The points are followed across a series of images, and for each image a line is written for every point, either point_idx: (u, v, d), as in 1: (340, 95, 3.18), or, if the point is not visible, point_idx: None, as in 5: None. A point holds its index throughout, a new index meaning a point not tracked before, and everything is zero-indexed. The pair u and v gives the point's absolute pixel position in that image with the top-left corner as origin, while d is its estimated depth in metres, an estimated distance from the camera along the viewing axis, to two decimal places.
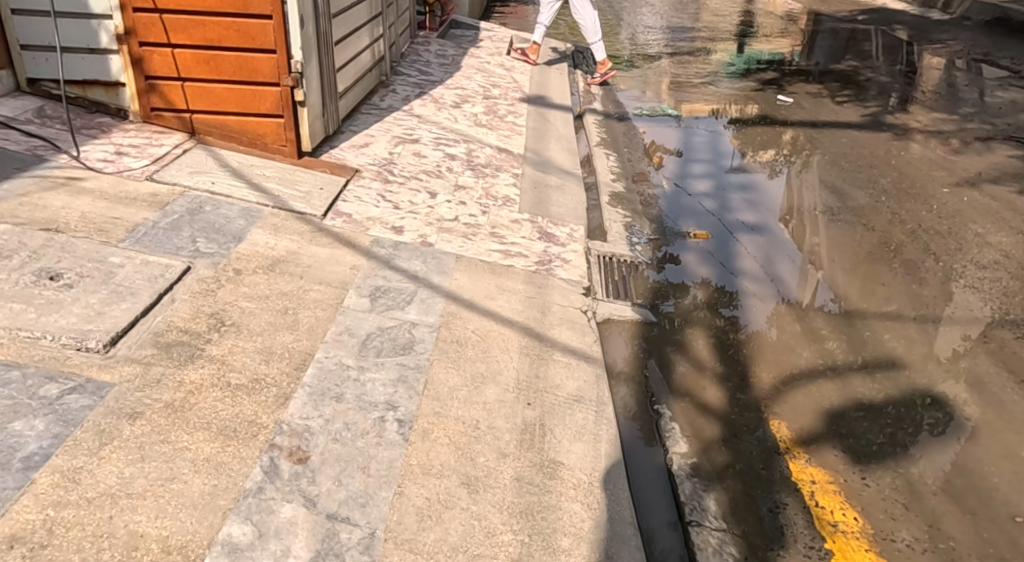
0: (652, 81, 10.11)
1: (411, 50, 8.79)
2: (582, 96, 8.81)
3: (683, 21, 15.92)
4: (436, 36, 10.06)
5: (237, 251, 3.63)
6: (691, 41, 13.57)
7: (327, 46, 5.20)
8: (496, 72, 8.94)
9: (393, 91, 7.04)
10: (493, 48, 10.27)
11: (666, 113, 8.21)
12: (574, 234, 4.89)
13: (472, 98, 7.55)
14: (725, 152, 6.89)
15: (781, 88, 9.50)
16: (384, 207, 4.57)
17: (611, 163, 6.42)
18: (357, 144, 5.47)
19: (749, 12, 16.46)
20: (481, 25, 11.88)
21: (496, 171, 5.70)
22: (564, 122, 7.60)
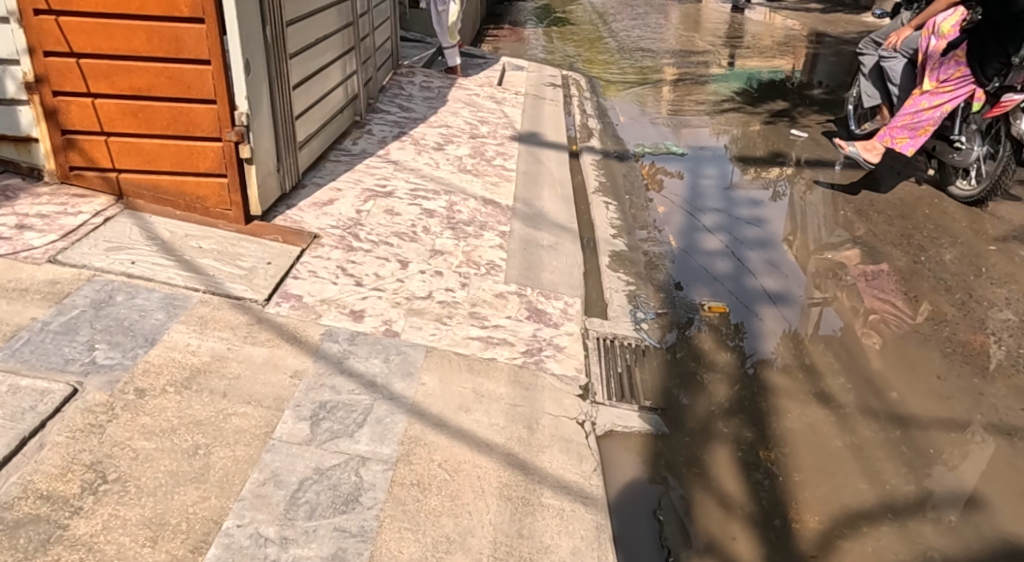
0: (655, 110, 9.44)
1: (391, 83, 8.13)
2: (578, 131, 8.13)
3: (685, 43, 15.32)
4: (422, 66, 9.41)
5: (146, 359, 2.91)
6: (694, 64, 12.93)
7: (283, 92, 4.54)
8: (485, 106, 8.28)
9: (368, 132, 6.36)
10: (483, 78, 9.62)
11: (669, 150, 7.51)
12: (568, 310, 4.17)
13: (457, 137, 6.87)
14: (736, 197, 6.18)
15: (793, 119, 8.82)
16: (344, 284, 3.87)
17: (610, 215, 5.73)
18: (320, 202, 4.77)
19: (753, 34, 15.87)
20: (471, 53, 11.23)
21: (479, 229, 5.01)
22: (559, 162, 6.91)
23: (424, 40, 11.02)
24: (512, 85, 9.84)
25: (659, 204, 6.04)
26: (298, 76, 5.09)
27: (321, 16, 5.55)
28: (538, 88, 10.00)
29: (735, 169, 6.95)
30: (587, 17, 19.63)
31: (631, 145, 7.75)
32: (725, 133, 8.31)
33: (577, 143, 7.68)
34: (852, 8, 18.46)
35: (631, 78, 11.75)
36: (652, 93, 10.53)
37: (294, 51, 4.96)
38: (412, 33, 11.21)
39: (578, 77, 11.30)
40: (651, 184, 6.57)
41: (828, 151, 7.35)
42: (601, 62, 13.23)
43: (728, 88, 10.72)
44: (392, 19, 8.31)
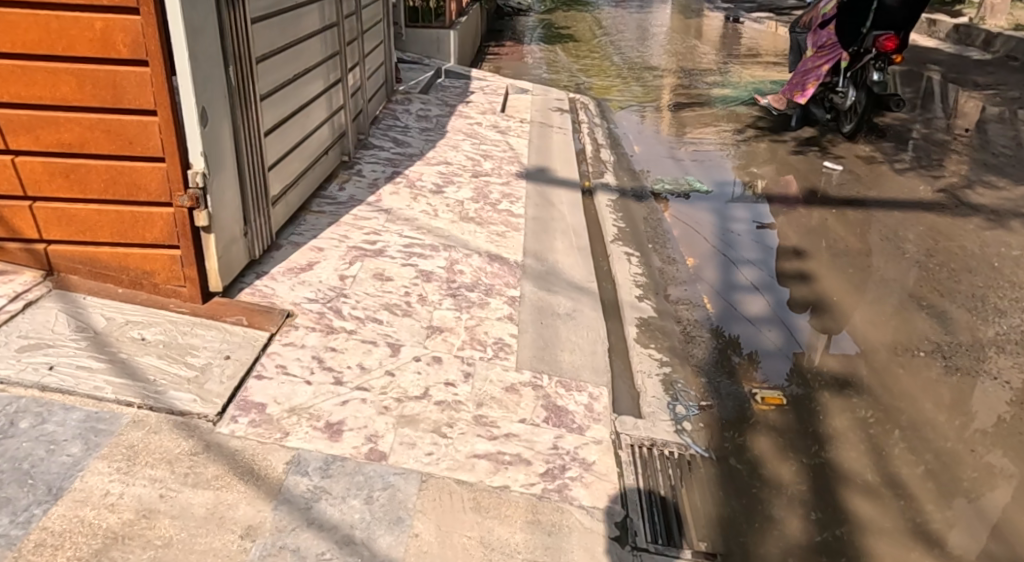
0: (670, 138, 8.76)
1: (384, 113, 7.46)
2: (589, 164, 7.45)
3: (694, 61, 14.68)
4: (419, 92, 8.74)
5: (44, 523, 2.30)
6: (707, 83, 12.27)
7: (253, 140, 3.85)
8: (488, 137, 7.60)
9: (357, 173, 5.68)
10: (485, 104, 8.94)
11: (697, 189, 6.82)
12: (593, 405, 3.45)
13: (457, 176, 6.18)
14: (772, 247, 5.49)
15: (822, 148, 8.12)
16: (322, 382, 3.17)
17: (634, 271, 5.04)
18: (297, 268, 4.07)
19: (765, 52, 15.24)
20: (471, 75, 10.57)
21: (483, 294, 4.32)
22: (572, 204, 6.22)
23: (421, 62, 10.35)
24: (515, 111, 9.17)
25: (688, 256, 5.35)
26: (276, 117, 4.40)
27: (303, 46, 4.87)
28: (544, 113, 9.32)
29: (768, 210, 6.26)
30: (592, 32, 19.00)
31: (649, 180, 7.05)
32: (750, 165, 7.60)
33: (590, 179, 6.99)
34: None
35: (643, 100, 11.07)
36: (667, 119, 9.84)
37: (270, 91, 4.27)
38: (409, 54, 10.55)
39: (586, 100, 10.61)
40: (676, 230, 5.87)
41: (868, 190, 6.68)
42: (609, 82, 12.57)
43: (747, 112, 10.04)
44: (385, 43, 7.64)
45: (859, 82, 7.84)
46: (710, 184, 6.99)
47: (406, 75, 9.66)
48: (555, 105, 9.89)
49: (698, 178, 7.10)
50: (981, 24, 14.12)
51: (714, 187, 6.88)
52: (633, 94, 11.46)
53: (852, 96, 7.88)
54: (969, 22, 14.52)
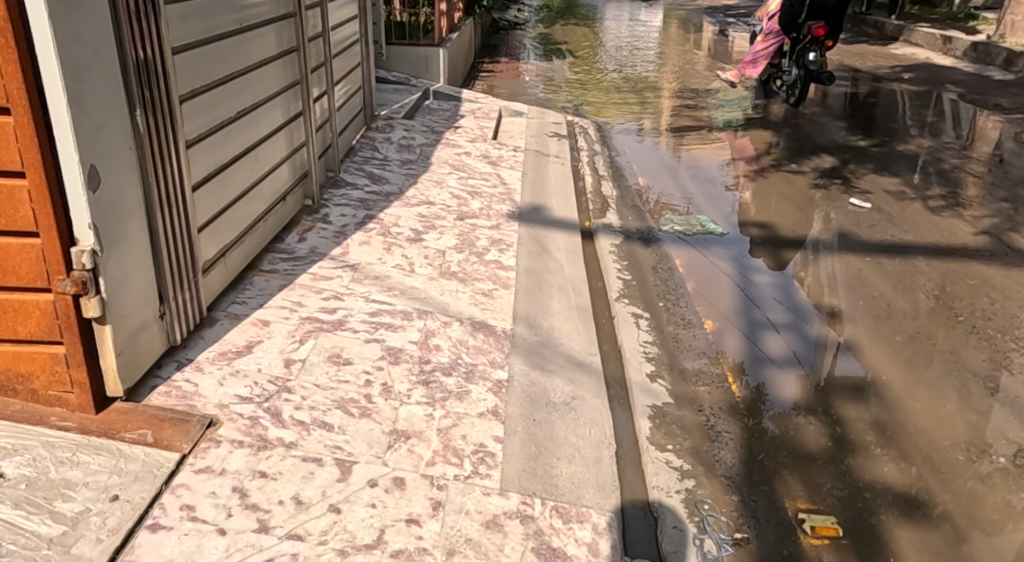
0: (676, 167, 8.02)
1: (361, 143, 6.72)
2: (590, 200, 6.72)
3: (699, 78, 13.99)
4: (402, 117, 8.02)
5: None
6: (714, 103, 11.56)
7: (181, 197, 3.13)
8: (477, 168, 6.87)
9: (323, 219, 4.93)
10: (475, 129, 8.22)
11: (711, 231, 6.09)
12: (595, 542, 2.72)
13: (438, 219, 5.43)
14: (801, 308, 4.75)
15: (846, 181, 7.39)
16: (240, 530, 2.43)
17: (644, 339, 4.30)
18: (230, 353, 3.29)
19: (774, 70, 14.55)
20: (461, 96, 9.85)
21: (462, 380, 3.55)
22: (570, 252, 5.48)
23: (407, 83, 9.63)
24: (508, 136, 8.44)
25: (704, 317, 4.64)
26: (222, 161, 3.67)
27: (257, 77, 4.16)
28: (540, 139, 8.59)
29: (792, 260, 5.53)
30: (590, 47, 18.33)
31: (656, 220, 6.33)
32: (769, 201, 6.86)
33: (589, 219, 6.28)
34: (878, 39, 17.12)
35: (647, 121, 10.33)
36: (674, 143, 9.12)
37: (212, 131, 3.54)
38: (394, 74, 9.82)
39: (585, 123, 9.88)
40: (689, 282, 5.16)
41: (903, 234, 5.95)
42: (609, 101, 11.83)
43: (760, 136, 9.31)
44: (361, 66, 6.92)
45: (799, 62, 9.29)
46: (725, 225, 6.24)
47: (389, 98, 8.94)
48: (551, 129, 9.16)
49: (711, 218, 6.40)
50: (1001, 42, 13.44)
51: (730, 229, 6.14)
52: (636, 115, 10.74)
53: (794, 72, 9.32)
54: (987, 39, 13.84)
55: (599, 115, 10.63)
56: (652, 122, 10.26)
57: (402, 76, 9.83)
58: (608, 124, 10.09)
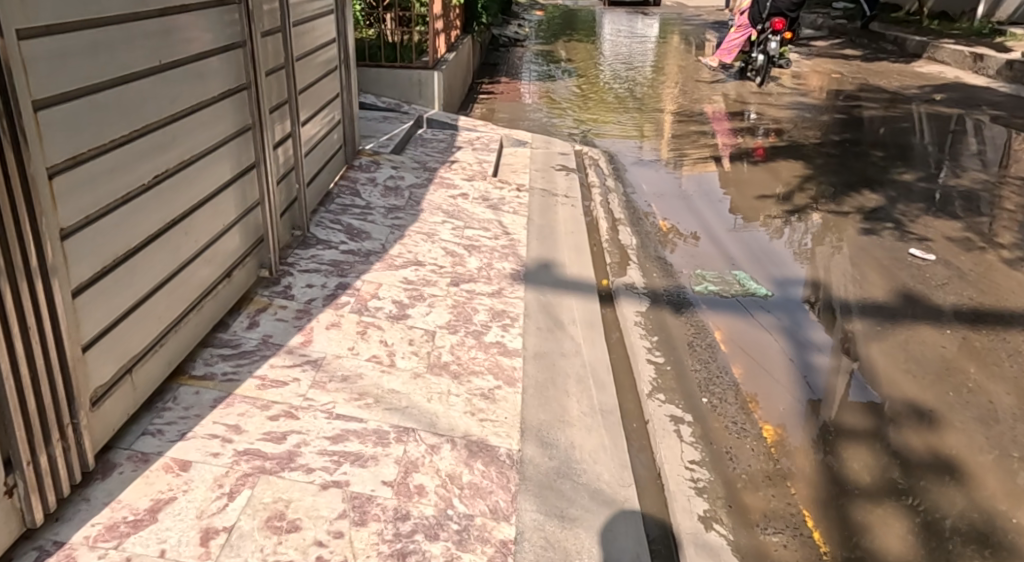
0: (702, 207, 7.11)
1: (340, 187, 5.79)
2: (607, 253, 5.81)
3: (716, 98, 13.13)
4: (391, 151, 7.11)
5: None
6: (735, 127, 10.69)
7: (48, 310, 2.22)
8: (475, 214, 5.95)
9: (285, 294, 3.99)
10: (475, 164, 7.33)
11: (755, 293, 5.17)
12: None
13: (428, 287, 4.49)
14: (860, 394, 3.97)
15: (898, 226, 6.46)
16: None
17: (690, 460, 3.37)
18: (123, 526, 2.35)
19: (795, 90, 13.70)
20: (459, 124, 8.95)
21: (452, 545, 2.59)
22: (589, 325, 4.54)
23: (398, 110, 8.72)
24: (512, 171, 7.56)
25: (760, 418, 3.73)
26: (136, 241, 2.74)
27: (189, 127, 3.18)
28: (546, 175, 7.67)
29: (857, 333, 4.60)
30: (596, 65, 17.45)
31: (687, 278, 5.41)
32: (815, 253, 5.94)
33: (609, 278, 5.37)
34: (901, 56, 16.24)
35: (662, 150, 9.41)
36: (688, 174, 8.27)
37: (120, 202, 2.62)
38: (383, 100, 8.91)
39: (596, 153, 8.97)
40: (727, 355, 4.37)
41: (983, 299, 5.02)
42: (619, 125, 10.92)
43: (790, 168, 8.39)
44: (339, 97, 6.00)
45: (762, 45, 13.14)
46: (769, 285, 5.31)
47: (378, 128, 8.02)
48: (558, 162, 8.25)
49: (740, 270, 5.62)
50: None
51: (775, 291, 5.21)
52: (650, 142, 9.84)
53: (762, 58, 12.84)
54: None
55: (609, 142, 9.71)
56: (669, 151, 9.35)
57: (392, 102, 8.92)
58: (620, 153, 9.17)
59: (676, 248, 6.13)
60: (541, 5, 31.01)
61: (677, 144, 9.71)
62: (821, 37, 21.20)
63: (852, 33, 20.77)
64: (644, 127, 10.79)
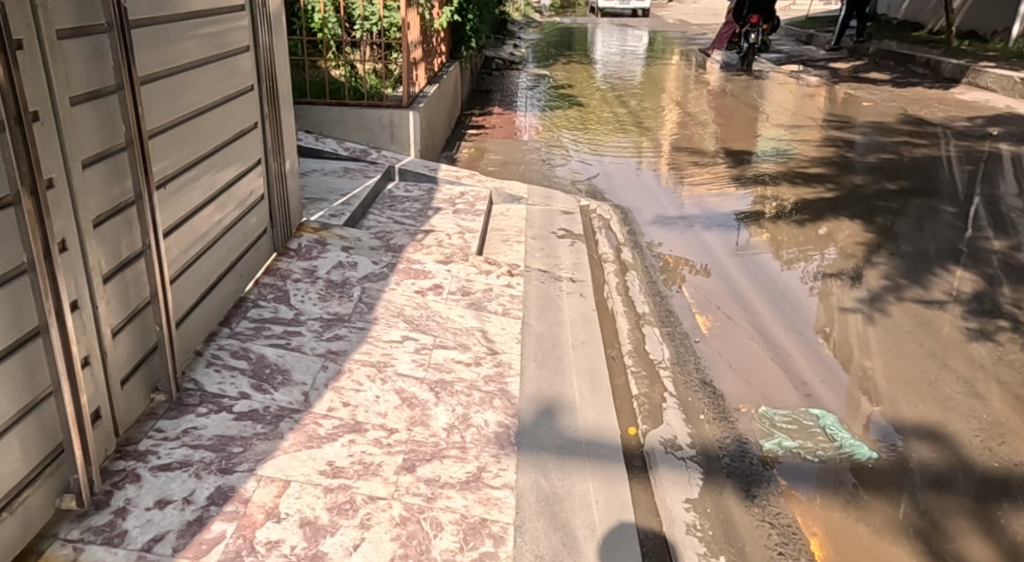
0: (739, 289, 5.67)
1: (259, 291, 4.18)
2: (634, 378, 4.23)
3: (737, 131, 11.69)
4: (347, 222, 5.54)
5: None
6: (766, 168, 9.21)
7: None
8: (451, 322, 4.38)
9: (110, 535, 2.40)
10: (455, 236, 5.81)
11: (852, 456, 3.60)
12: None
13: (364, 483, 2.88)
14: (886, 439, 3.74)
15: (1012, 324, 4.92)
16: None
17: None
18: None
19: (826, 121, 12.28)
20: (438, 174, 7.38)
21: None
22: (617, 536, 2.94)
23: (363, 160, 7.14)
24: (503, 245, 6.06)
25: None
26: None
27: None
28: (545, 248, 6.12)
29: (893, 411, 4.00)
30: (598, 91, 15.91)
31: (750, 427, 3.82)
32: (909, 374, 4.37)
33: (638, 426, 3.77)
34: (935, 81, 14.82)
35: (683, 202, 7.82)
36: (711, 202, 7.85)
37: None
38: (347, 146, 7.33)
39: (605, 209, 7.41)
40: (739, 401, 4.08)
41: None
42: (629, 167, 9.34)
43: (844, 231, 6.88)
44: (262, 163, 4.38)
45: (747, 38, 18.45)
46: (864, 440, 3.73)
47: (336, 185, 6.43)
48: (559, 226, 6.73)
49: (753, 316, 5.22)
50: None
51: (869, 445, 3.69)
52: (668, 192, 8.25)
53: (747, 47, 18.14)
54: None
55: (619, 193, 8.12)
56: (692, 203, 7.78)
57: (358, 149, 7.34)
58: (634, 209, 7.58)
59: (686, 284, 5.77)
60: (538, 24, 29.57)
61: (699, 194, 8.13)
62: (838, 58, 19.98)
63: (874, 53, 19.43)
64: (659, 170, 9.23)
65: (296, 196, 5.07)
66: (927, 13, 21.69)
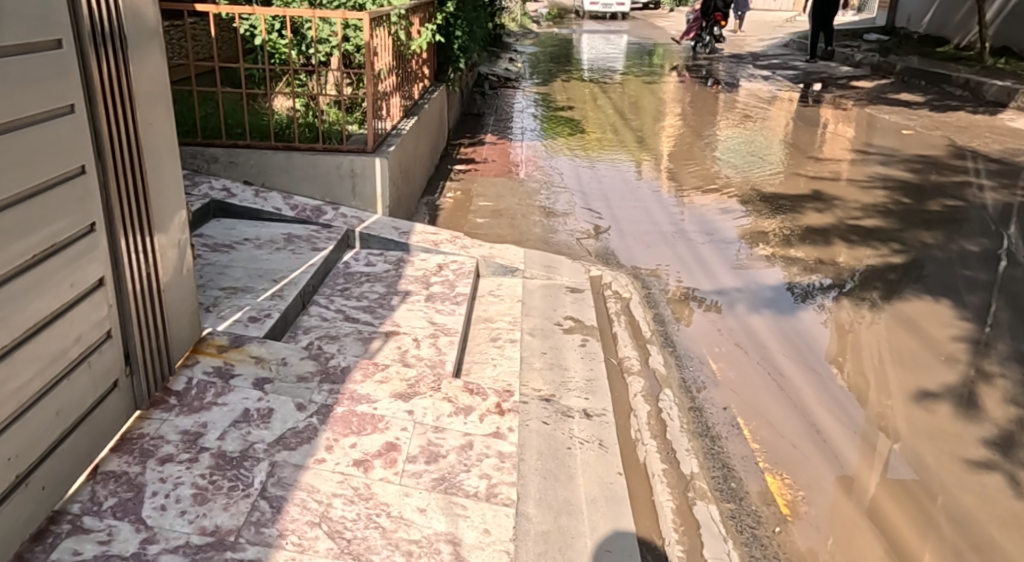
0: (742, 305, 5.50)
1: (93, 497, 2.60)
2: None
3: (765, 167, 10.24)
4: (270, 333, 3.97)
5: None
6: (812, 219, 7.72)
7: None
8: (403, 526, 2.81)
9: None
10: (427, 344, 4.27)
11: None
12: None
13: None
14: (905, 482, 3.59)
15: None
16: None
17: None
18: None
19: (865, 154, 10.85)
20: (410, 235, 5.84)
21: None
22: None
23: (314, 223, 5.61)
24: (493, 352, 4.53)
25: None
26: None
27: None
28: (546, 356, 4.56)
29: (916, 454, 3.77)
30: (602, 113, 14.35)
31: None
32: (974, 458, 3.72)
33: None
34: (978, 106, 13.43)
35: (711, 256, 6.58)
36: (732, 242, 7.03)
37: None
38: (293, 202, 5.80)
39: (623, 282, 5.86)
40: (749, 439, 3.89)
41: None
42: (639, 209, 8.14)
43: (934, 317, 5.35)
44: (111, 281, 2.80)
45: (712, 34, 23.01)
46: (918, 553, 3.18)
47: (274, 262, 4.88)
48: (565, 313, 5.19)
49: (757, 337, 5.02)
50: None
51: None
52: (690, 242, 7.01)
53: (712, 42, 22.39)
54: None
55: (635, 246, 6.86)
56: (725, 260, 6.47)
57: (310, 208, 5.81)
58: (657, 268, 6.28)
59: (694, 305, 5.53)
60: (535, 35, 28.04)
61: (729, 247, 6.85)
62: (858, 76, 18.72)
63: (900, 71, 18.12)
64: (674, 214, 7.96)
65: (188, 305, 3.50)
66: (953, 28, 20.49)
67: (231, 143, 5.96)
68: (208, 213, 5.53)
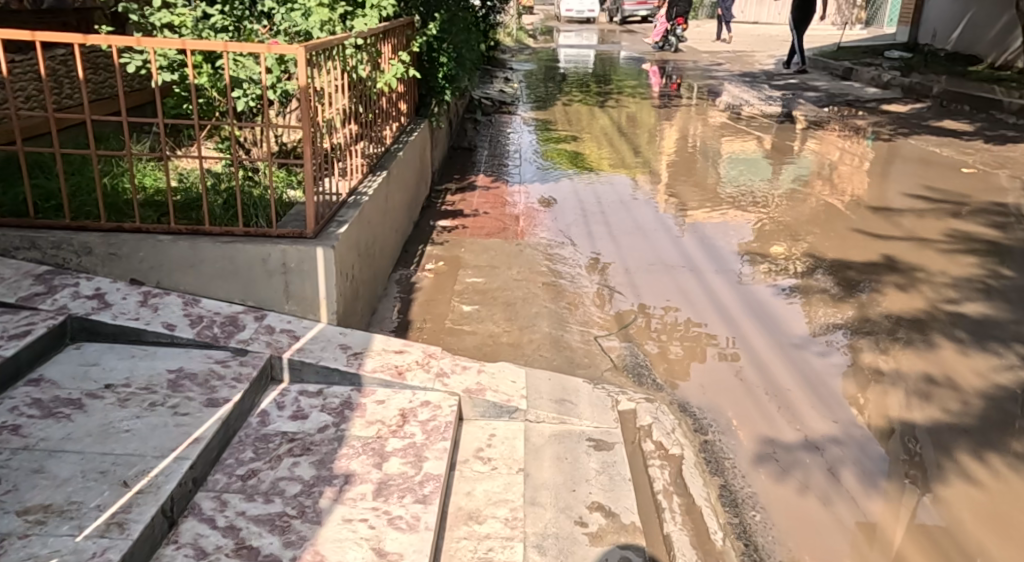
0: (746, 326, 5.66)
1: None
2: None
3: (813, 214, 8.58)
4: None
5: None
6: (895, 304, 6.03)
7: None
8: None
9: None
10: None
11: None
12: None
13: None
14: (933, 531, 3.55)
15: None
16: None
17: None
18: None
19: (926, 199, 9.21)
20: (365, 358, 4.12)
21: None
22: None
23: (222, 348, 3.89)
24: None
25: None
26: None
27: None
28: None
29: (946, 506, 3.72)
30: (607, 140, 12.62)
31: None
32: (1010, 518, 3.64)
33: None
34: None
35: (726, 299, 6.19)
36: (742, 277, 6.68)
37: None
38: (195, 313, 4.08)
39: (667, 429, 4.13)
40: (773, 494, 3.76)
41: None
42: (641, 235, 7.75)
43: None
44: None
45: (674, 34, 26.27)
46: None
47: (138, 433, 3.12)
48: (589, 498, 3.45)
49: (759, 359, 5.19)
50: None
51: None
52: (699, 278, 6.63)
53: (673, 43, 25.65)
54: None
55: (644, 290, 6.36)
56: (745, 305, 6.08)
57: (219, 320, 4.09)
58: (669, 311, 5.89)
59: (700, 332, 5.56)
60: (531, 49, 26.76)
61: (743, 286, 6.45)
62: (887, 98, 17.17)
63: (936, 95, 16.54)
64: (675, 237, 7.74)
65: None
66: (986, 47, 19.05)
67: (113, 227, 4.25)
68: (64, 335, 3.78)
